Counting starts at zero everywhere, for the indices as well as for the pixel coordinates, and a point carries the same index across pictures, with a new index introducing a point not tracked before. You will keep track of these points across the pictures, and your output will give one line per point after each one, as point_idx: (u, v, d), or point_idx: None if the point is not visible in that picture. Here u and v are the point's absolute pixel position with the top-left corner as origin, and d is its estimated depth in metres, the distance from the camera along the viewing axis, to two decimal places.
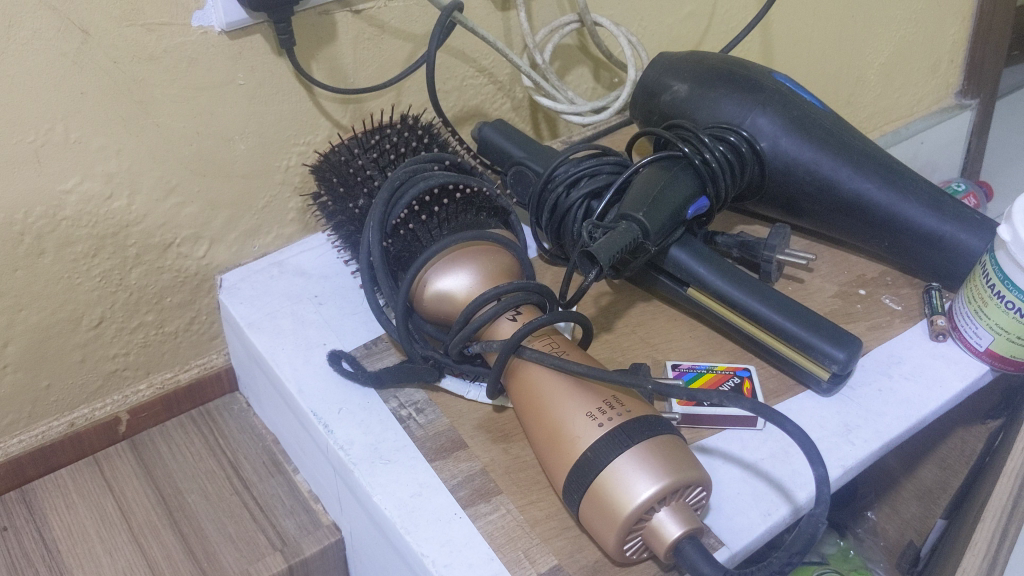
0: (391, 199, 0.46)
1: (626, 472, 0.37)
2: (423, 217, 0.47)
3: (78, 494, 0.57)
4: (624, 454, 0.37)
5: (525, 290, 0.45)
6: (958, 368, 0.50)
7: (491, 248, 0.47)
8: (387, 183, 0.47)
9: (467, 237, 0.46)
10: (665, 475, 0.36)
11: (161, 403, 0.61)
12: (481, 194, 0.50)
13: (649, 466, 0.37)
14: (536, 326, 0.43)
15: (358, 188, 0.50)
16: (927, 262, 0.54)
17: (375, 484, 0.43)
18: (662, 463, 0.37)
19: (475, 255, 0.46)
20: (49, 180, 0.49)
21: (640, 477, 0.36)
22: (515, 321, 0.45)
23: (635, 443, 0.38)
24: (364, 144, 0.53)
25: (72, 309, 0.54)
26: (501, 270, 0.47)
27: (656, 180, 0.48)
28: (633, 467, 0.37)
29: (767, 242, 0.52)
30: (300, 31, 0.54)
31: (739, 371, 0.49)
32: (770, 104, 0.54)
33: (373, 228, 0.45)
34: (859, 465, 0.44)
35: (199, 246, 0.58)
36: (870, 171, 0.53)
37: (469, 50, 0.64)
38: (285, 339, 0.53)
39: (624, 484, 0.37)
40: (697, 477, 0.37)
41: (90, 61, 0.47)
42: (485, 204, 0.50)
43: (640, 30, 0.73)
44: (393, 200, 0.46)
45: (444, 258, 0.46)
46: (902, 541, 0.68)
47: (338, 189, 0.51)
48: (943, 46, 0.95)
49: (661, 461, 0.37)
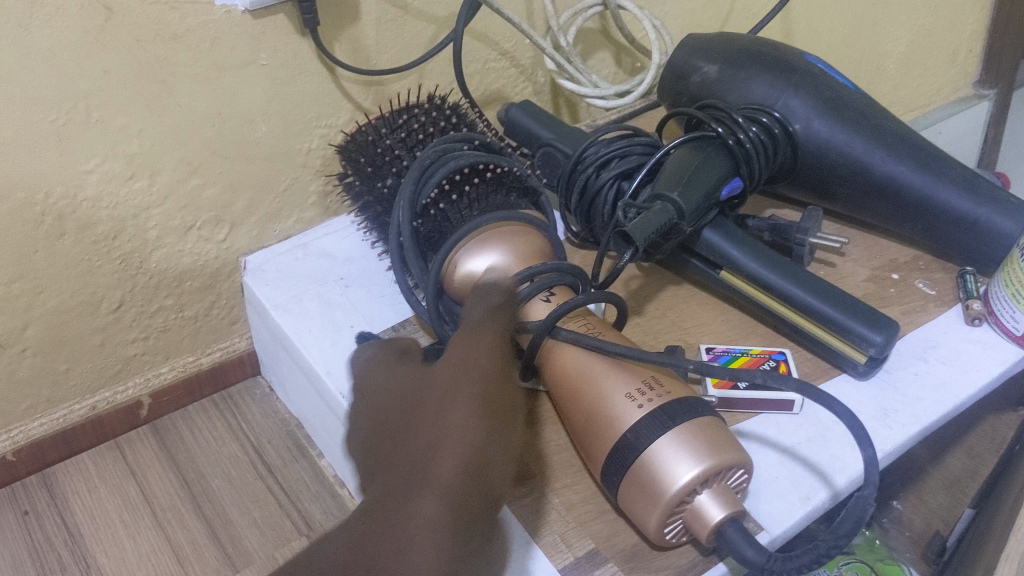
0: (421, 178, 0.46)
1: (666, 454, 0.36)
2: (453, 197, 0.47)
3: (100, 478, 0.57)
4: (665, 436, 0.36)
5: (559, 271, 0.44)
6: (994, 352, 0.49)
7: (524, 229, 0.46)
8: (416, 163, 0.46)
9: (500, 216, 0.46)
10: (708, 456, 0.36)
11: (182, 386, 0.61)
12: (510, 174, 0.49)
13: (691, 447, 0.36)
14: (573, 307, 0.42)
15: (386, 168, 0.49)
16: (961, 246, 0.53)
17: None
18: (703, 444, 0.36)
19: (507, 236, 0.46)
20: (71, 160, 0.48)
21: (682, 458, 0.36)
22: (548, 303, 0.44)
23: (677, 424, 0.37)
24: (392, 125, 0.52)
25: (92, 292, 0.53)
26: (534, 249, 0.46)
27: (689, 160, 0.47)
28: (674, 448, 0.36)
29: (800, 224, 0.51)
30: (324, 11, 0.53)
31: (774, 354, 0.48)
32: (802, 85, 0.53)
33: (403, 207, 0.45)
34: (897, 449, 0.43)
35: (221, 229, 0.57)
36: (903, 154, 0.52)
37: (492, 32, 0.63)
38: (312, 320, 0.52)
39: (664, 468, 0.36)
40: (740, 460, 0.36)
41: (113, 38, 0.46)
42: (514, 185, 0.49)
43: (663, 14, 0.72)
44: (423, 180, 0.46)
45: (477, 237, 0.45)
46: (928, 532, 0.67)
47: (366, 169, 0.50)
48: (962, 34, 0.95)
49: (702, 443, 0.36)
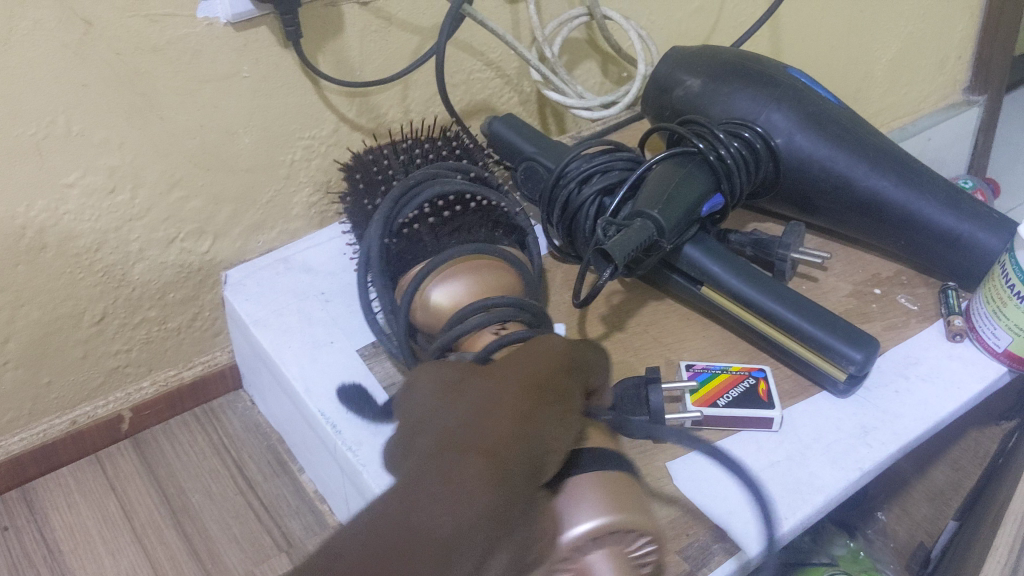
0: (402, 199, 0.46)
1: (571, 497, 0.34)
2: (432, 222, 0.46)
3: (80, 494, 0.57)
4: (578, 479, 0.35)
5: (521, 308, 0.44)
6: (975, 369, 0.49)
7: (493, 263, 0.46)
8: (401, 183, 0.46)
9: (468, 251, 0.45)
10: (608, 513, 0.34)
11: (164, 400, 0.61)
12: (498, 208, 0.49)
13: (595, 500, 0.34)
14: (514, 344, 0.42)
15: (380, 185, 0.49)
16: (942, 261, 0.53)
17: (386, 483, 0.42)
18: (608, 500, 0.34)
19: (474, 267, 0.45)
20: (51, 173, 0.48)
21: (582, 507, 0.34)
22: (497, 336, 0.43)
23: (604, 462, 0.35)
24: (399, 148, 0.52)
25: (74, 305, 0.53)
26: (502, 290, 0.45)
27: (670, 177, 0.47)
28: (578, 495, 0.34)
29: (781, 240, 0.51)
30: (307, 25, 0.53)
31: (754, 371, 0.48)
32: (784, 99, 0.53)
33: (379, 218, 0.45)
34: (876, 468, 0.43)
35: (204, 241, 0.57)
36: (886, 169, 0.52)
37: (476, 43, 0.63)
38: (292, 336, 0.52)
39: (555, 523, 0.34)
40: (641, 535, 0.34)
41: (94, 52, 0.46)
42: (501, 220, 0.49)
43: (650, 23, 0.72)
44: (405, 199, 0.46)
45: (448, 268, 0.45)
46: (912, 543, 0.68)
47: (361, 184, 0.50)
48: (951, 42, 0.94)
49: (607, 499, 0.34)
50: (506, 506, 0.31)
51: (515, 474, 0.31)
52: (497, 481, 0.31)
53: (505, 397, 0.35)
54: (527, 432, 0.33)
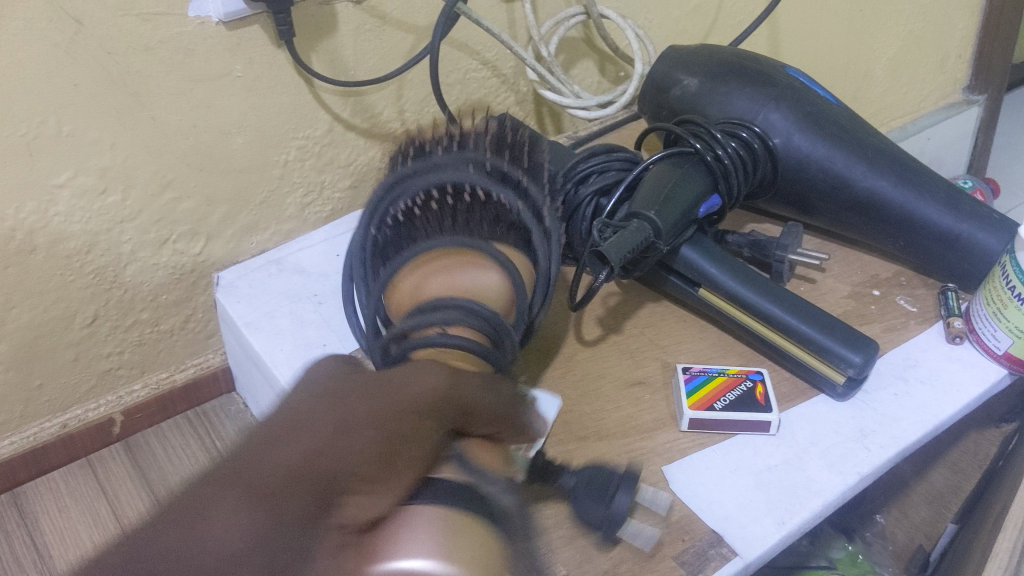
0: (391, 192, 0.44)
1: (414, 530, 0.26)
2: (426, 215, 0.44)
3: (70, 497, 0.56)
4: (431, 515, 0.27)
5: (478, 319, 0.39)
6: (975, 371, 0.48)
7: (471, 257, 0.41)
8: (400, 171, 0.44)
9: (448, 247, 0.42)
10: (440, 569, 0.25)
11: (156, 403, 0.60)
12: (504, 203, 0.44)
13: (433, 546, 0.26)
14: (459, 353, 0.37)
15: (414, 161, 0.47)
16: (941, 263, 0.53)
17: None
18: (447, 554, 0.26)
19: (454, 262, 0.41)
20: (42, 174, 0.47)
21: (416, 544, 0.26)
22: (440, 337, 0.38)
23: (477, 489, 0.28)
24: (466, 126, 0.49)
25: (65, 307, 0.53)
26: (471, 289, 0.40)
27: (667, 178, 0.47)
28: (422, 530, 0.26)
29: (779, 241, 0.51)
30: (300, 24, 0.52)
31: (752, 373, 0.47)
32: (782, 98, 0.53)
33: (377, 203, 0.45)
34: (875, 472, 0.43)
35: (196, 242, 0.57)
36: (885, 168, 0.52)
37: (472, 42, 0.63)
38: (284, 339, 0.51)
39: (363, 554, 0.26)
40: None
41: (85, 51, 0.45)
42: (506, 214, 0.44)
43: (648, 23, 0.71)
44: (394, 193, 0.44)
45: (420, 261, 0.42)
46: (912, 546, 0.68)
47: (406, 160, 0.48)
48: (951, 40, 0.94)
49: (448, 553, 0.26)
50: (297, 521, 0.25)
51: (301, 502, 0.25)
52: (259, 503, 0.25)
53: (330, 424, 0.29)
54: (376, 440, 0.29)
